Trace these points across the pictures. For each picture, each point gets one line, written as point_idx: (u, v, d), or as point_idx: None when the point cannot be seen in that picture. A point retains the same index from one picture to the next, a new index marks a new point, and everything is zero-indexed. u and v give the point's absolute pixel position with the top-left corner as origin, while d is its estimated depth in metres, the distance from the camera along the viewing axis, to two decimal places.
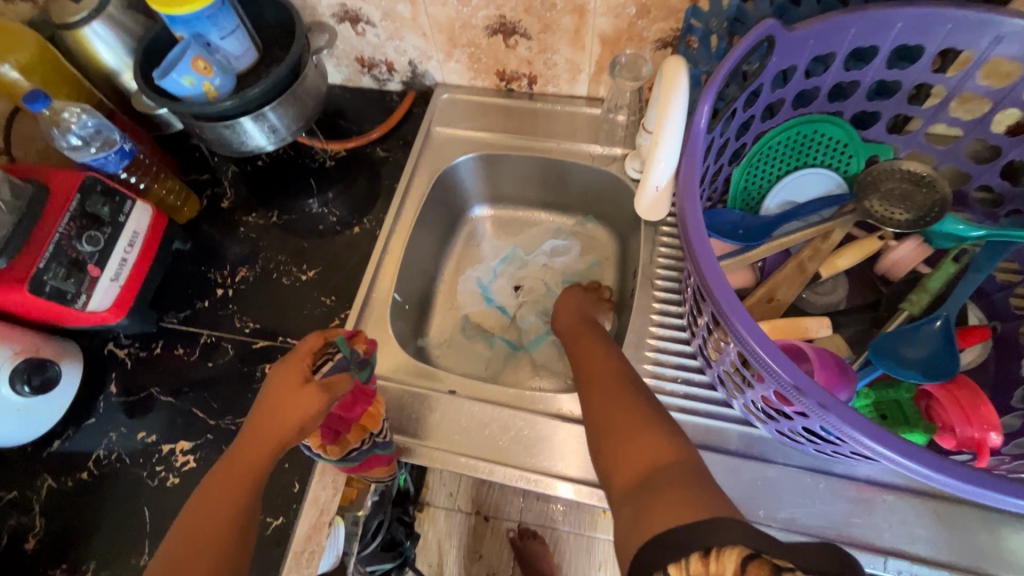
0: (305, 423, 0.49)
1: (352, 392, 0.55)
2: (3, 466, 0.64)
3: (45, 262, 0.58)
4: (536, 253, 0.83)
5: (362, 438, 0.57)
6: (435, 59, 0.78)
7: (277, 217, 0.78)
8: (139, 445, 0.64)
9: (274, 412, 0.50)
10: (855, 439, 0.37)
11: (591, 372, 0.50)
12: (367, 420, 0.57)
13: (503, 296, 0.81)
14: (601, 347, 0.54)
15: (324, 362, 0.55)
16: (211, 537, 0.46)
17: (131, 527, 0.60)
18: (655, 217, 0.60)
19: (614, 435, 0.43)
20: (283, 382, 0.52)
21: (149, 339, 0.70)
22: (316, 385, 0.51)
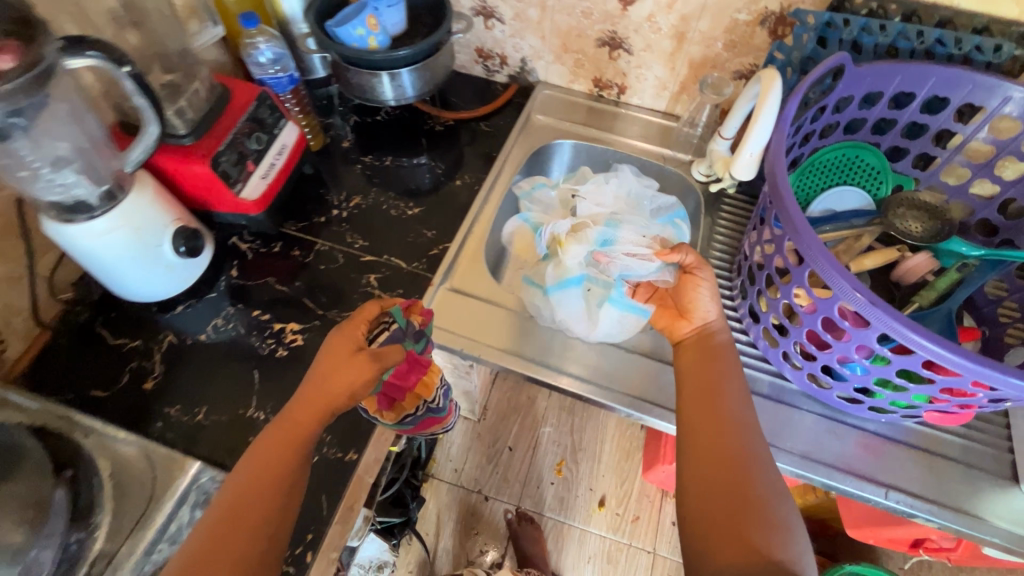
0: (355, 390, 0.54)
1: (408, 361, 0.64)
2: (130, 318, 0.73)
3: (223, 147, 0.69)
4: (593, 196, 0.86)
5: (416, 404, 0.68)
6: (545, 59, 0.94)
7: (389, 162, 0.91)
8: (254, 321, 0.74)
9: (326, 373, 0.55)
10: (896, 333, 0.47)
11: (700, 397, 0.60)
12: (421, 388, 0.68)
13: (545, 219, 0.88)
14: (717, 361, 0.62)
15: (380, 332, 0.61)
16: (259, 504, 0.50)
17: (242, 383, 0.69)
18: (745, 174, 0.72)
19: (705, 461, 0.55)
20: (338, 349, 0.57)
21: (269, 240, 0.81)
22: (367, 354, 0.56)
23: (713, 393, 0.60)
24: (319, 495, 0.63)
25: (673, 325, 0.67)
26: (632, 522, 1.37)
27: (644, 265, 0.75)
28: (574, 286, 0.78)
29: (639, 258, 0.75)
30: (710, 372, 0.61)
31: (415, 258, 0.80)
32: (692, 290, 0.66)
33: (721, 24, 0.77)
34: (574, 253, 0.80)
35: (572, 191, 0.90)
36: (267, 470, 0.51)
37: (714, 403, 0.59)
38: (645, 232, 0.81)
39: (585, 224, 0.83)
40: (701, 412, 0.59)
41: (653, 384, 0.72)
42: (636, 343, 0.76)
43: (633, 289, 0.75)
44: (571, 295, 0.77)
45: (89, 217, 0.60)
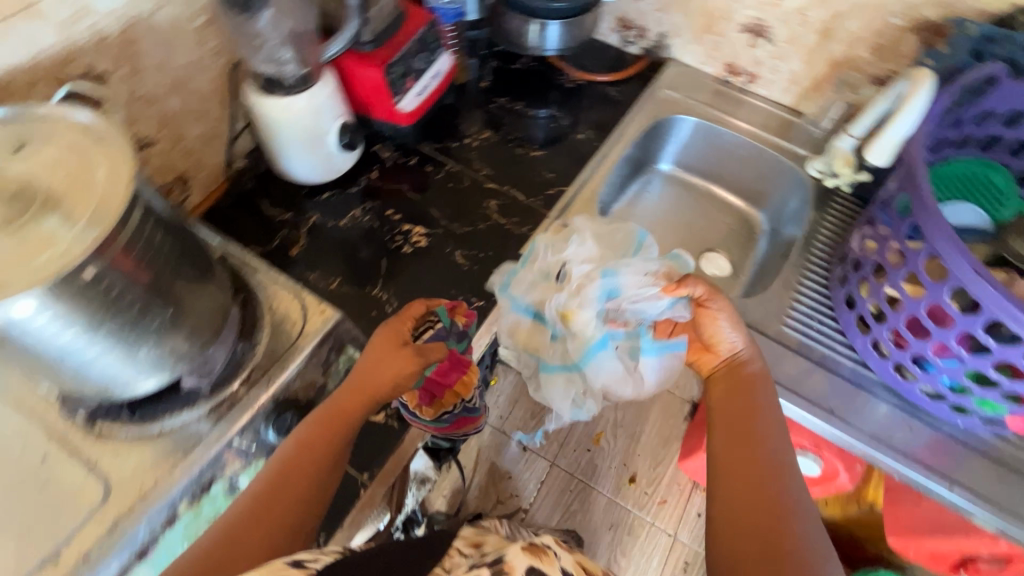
0: (400, 381, 0.57)
1: (450, 360, 0.69)
2: (282, 194, 0.83)
3: (395, 60, 0.78)
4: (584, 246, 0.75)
5: (455, 401, 0.72)
6: (683, 37, 0.98)
7: (519, 107, 0.98)
8: (387, 219, 0.83)
9: (373, 370, 0.58)
10: (1006, 313, 0.52)
11: (732, 434, 0.59)
12: (461, 387, 0.72)
13: (535, 295, 0.74)
14: (751, 395, 0.61)
15: (425, 329, 0.68)
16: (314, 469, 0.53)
17: (372, 267, 0.78)
18: (881, 162, 0.74)
19: (740, 505, 0.54)
20: (384, 344, 0.60)
21: (407, 154, 0.90)
22: (413, 349, 0.59)
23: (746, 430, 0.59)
24: None
25: (702, 360, 0.68)
26: (658, 504, 1.41)
27: (654, 306, 0.70)
28: (602, 351, 0.73)
29: (646, 302, 0.70)
30: (745, 407, 0.61)
31: (533, 193, 0.87)
32: (710, 323, 0.65)
33: (871, 26, 0.80)
34: (584, 322, 0.73)
35: (558, 256, 0.75)
36: (314, 451, 0.54)
37: (748, 442, 0.58)
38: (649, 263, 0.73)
39: (580, 282, 0.73)
40: (733, 452, 0.58)
41: None
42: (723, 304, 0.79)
43: (659, 330, 0.71)
44: (605, 361, 0.74)
45: (286, 95, 0.69)
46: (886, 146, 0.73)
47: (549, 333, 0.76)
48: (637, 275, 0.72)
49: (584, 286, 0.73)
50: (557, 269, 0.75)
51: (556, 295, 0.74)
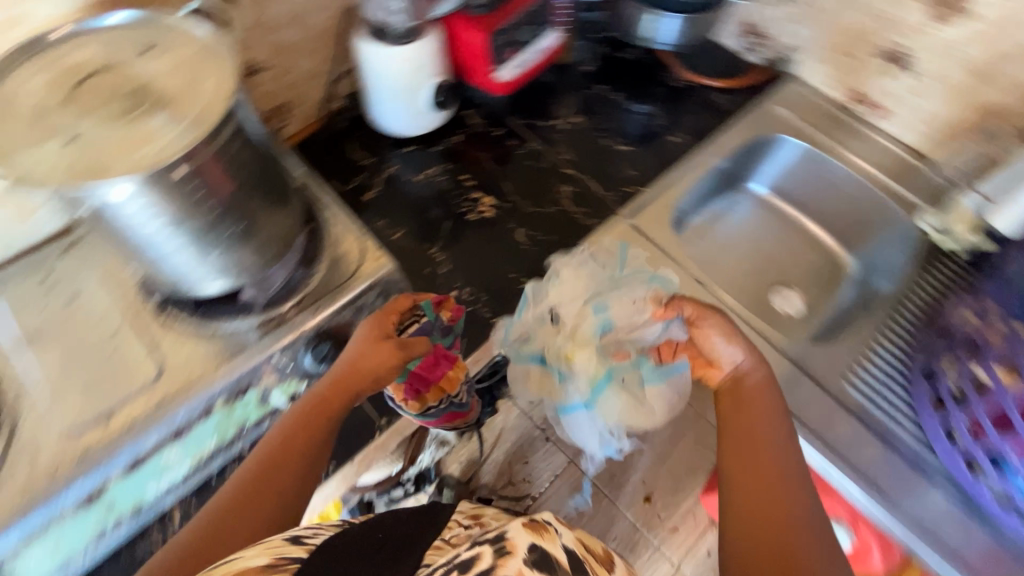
0: (380, 375, 0.56)
1: (434, 353, 0.65)
2: (368, 140, 0.86)
3: (502, 29, 0.79)
4: (574, 282, 0.72)
5: (439, 397, 0.66)
6: (810, 54, 0.90)
7: (616, 98, 0.95)
8: (459, 183, 0.84)
9: (353, 360, 0.56)
10: None
11: (739, 442, 0.53)
12: (446, 382, 0.66)
13: (536, 342, 0.70)
14: (761, 400, 0.56)
15: (410, 324, 0.64)
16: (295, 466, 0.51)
17: (435, 226, 0.80)
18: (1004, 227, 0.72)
19: (752, 520, 0.47)
20: (367, 336, 0.58)
21: (493, 124, 0.90)
22: (395, 342, 0.57)
23: (753, 444, 0.52)
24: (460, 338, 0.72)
25: (709, 376, 0.64)
26: None
27: (651, 328, 0.67)
28: (611, 390, 0.67)
29: (644, 324, 0.67)
30: (752, 415, 0.55)
31: (609, 187, 0.85)
32: (705, 339, 0.63)
33: None
34: (586, 359, 0.67)
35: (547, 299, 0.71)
36: (292, 451, 0.51)
37: (756, 457, 0.51)
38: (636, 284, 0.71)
39: (573, 323, 0.69)
40: (741, 462, 0.51)
41: (791, 390, 0.70)
42: (786, 346, 0.74)
43: (657, 355, 0.68)
44: (616, 402, 0.67)
45: (391, 45, 0.71)
46: (1016, 217, 0.70)
47: (556, 381, 0.69)
48: (627, 301, 0.69)
49: (578, 320, 0.69)
50: (548, 313, 0.70)
51: (554, 340, 0.69)
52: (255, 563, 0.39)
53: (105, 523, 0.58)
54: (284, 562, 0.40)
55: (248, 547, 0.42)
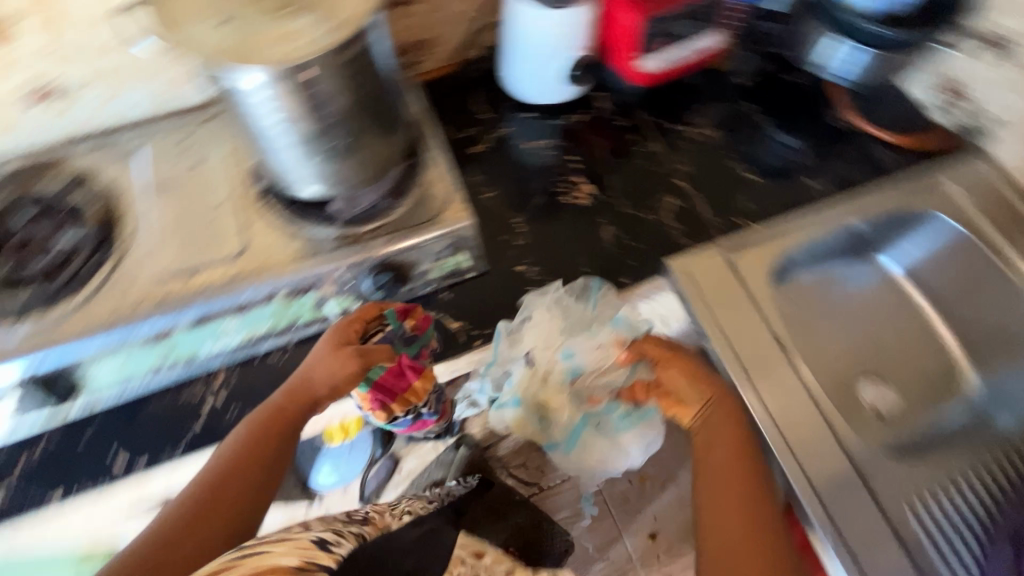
0: (339, 383, 0.56)
1: (398, 364, 0.59)
2: (494, 94, 0.86)
3: (659, 18, 0.74)
4: (546, 318, 0.68)
5: (406, 407, 0.61)
6: (1015, 131, 0.76)
7: (761, 122, 0.86)
8: (565, 163, 0.82)
9: (309, 370, 0.58)
10: None
11: (716, 478, 0.60)
12: (412, 395, 0.60)
13: (515, 388, 0.68)
14: (734, 436, 0.62)
15: (375, 332, 0.62)
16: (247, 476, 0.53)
17: (526, 198, 0.79)
18: None
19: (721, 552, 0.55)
20: (327, 345, 0.59)
21: (621, 114, 0.86)
22: (354, 349, 0.57)
23: (731, 469, 0.60)
24: (512, 312, 0.72)
25: (680, 415, 0.66)
26: None
27: (615, 373, 0.67)
28: (585, 438, 0.68)
29: (614, 368, 0.67)
30: (736, 455, 0.60)
31: (717, 213, 0.79)
32: (676, 376, 0.66)
33: None
34: (563, 405, 0.67)
35: (513, 340, 0.68)
36: (249, 457, 0.54)
37: (737, 489, 0.59)
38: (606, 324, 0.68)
39: (545, 368, 0.68)
40: (719, 499, 0.58)
41: (843, 498, 0.63)
42: (857, 451, 0.66)
43: (626, 398, 0.68)
44: (593, 446, 0.68)
45: (538, 7, 0.69)
46: None
47: (535, 427, 0.68)
48: (594, 345, 0.67)
49: (551, 363, 0.68)
50: (524, 354, 0.68)
51: (530, 386, 0.67)
52: (285, 563, 0.39)
53: (163, 362, 0.65)
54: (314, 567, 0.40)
55: (276, 540, 0.43)
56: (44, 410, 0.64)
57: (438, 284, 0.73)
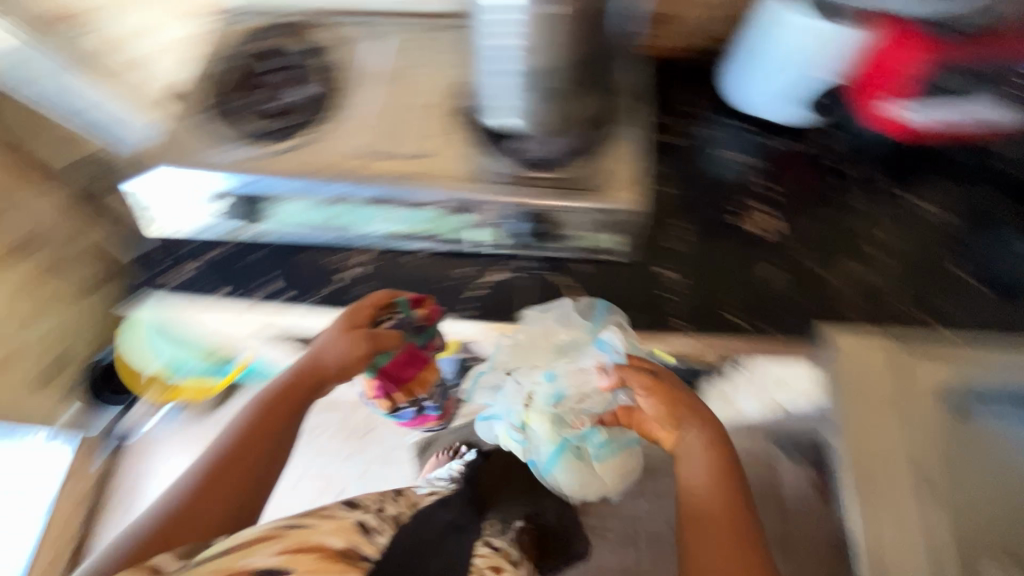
0: (354, 364, 0.66)
1: (406, 352, 0.72)
2: (707, 91, 0.82)
3: (938, 68, 0.63)
4: (541, 339, 0.69)
5: (414, 393, 0.76)
6: None
7: (1008, 224, 0.72)
8: (753, 186, 0.76)
9: (315, 356, 0.66)
10: None
11: (699, 510, 0.55)
12: (416, 381, 0.75)
13: (501, 410, 0.74)
14: (709, 458, 0.58)
15: (387, 318, 0.69)
16: (252, 460, 0.62)
17: (697, 205, 0.75)
18: None
19: None
20: (341, 325, 0.67)
21: (839, 157, 0.77)
22: (370, 332, 0.66)
23: (714, 489, 0.56)
24: (635, 309, 0.71)
25: (648, 433, 0.65)
26: None
27: (593, 402, 0.68)
28: (562, 458, 0.72)
29: (586, 402, 0.68)
30: (712, 479, 0.57)
31: (903, 303, 0.69)
32: (654, 390, 0.62)
33: None
34: (540, 428, 0.71)
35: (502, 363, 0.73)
36: (257, 441, 0.62)
37: (719, 510, 0.55)
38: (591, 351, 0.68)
39: (528, 392, 0.72)
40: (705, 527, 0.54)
41: None
42: None
43: (611, 427, 0.72)
44: (569, 469, 0.73)
45: (813, 16, 0.63)
46: None
47: (524, 454, 0.76)
48: (578, 370, 0.69)
49: (534, 388, 0.71)
50: (507, 375, 0.73)
51: (512, 412, 0.72)
52: (268, 562, 0.50)
53: (324, 224, 0.73)
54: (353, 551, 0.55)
55: (287, 530, 0.54)
56: (235, 225, 0.75)
57: (576, 253, 0.73)
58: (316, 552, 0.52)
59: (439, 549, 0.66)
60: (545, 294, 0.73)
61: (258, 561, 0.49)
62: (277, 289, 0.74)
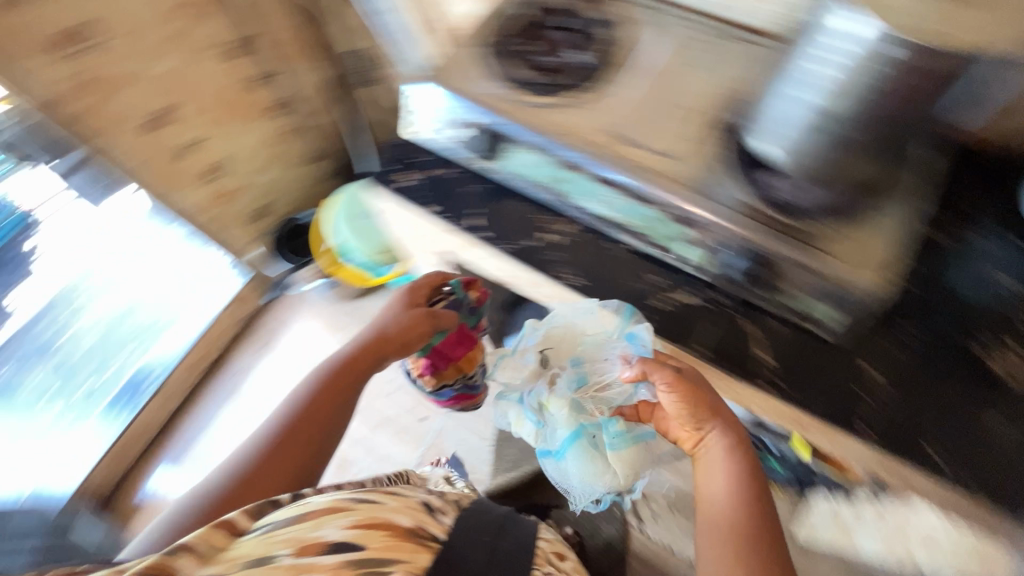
0: (411, 338, 0.82)
1: (458, 333, 0.93)
2: (999, 199, 0.71)
3: None
4: (565, 323, 0.80)
5: (454, 373, 1.01)
6: None
7: None
8: (1015, 321, 0.64)
9: (381, 329, 0.82)
10: None
11: (717, 521, 0.64)
12: (465, 360, 0.99)
13: (521, 384, 0.86)
14: (734, 471, 0.68)
15: (439, 300, 0.89)
16: (310, 428, 0.77)
17: (937, 315, 0.66)
18: None
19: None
20: (399, 301, 0.87)
21: None
22: (428, 311, 0.84)
23: (744, 504, 0.65)
24: (819, 393, 0.64)
25: (682, 441, 0.76)
26: None
27: (618, 392, 0.81)
28: (584, 452, 0.85)
29: (615, 385, 0.80)
30: (731, 491, 0.66)
31: None
32: (682, 386, 0.68)
33: None
34: (565, 411, 0.82)
35: (536, 344, 0.85)
36: (322, 408, 0.78)
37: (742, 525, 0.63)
38: (603, 336, 0.77)
39: (554, 373, 0.85)
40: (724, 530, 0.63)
41: None
42: None
43: (631, 413, 0.82)
44: (595, 465, 0.86)
45: None
46: None
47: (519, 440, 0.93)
48: (600, 363, 0.82)
49: (552, 368, 0.86)
50: (536, 353, 0.85)
51: (537, 388, 0.85)
52: (332, 537, 0.53)
53: (548, 183, 0.75)
54: (423, 529, 0.61)
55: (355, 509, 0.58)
56: (469, 155, 0.79)
57: (777, 310, 0.68)
58: (386, 528, 0.57)
59: (507, 532, 0.70)
60: (727, 336, 0.69)
61: (329, 534, 0.53)
62: (478, 224, 0.78)
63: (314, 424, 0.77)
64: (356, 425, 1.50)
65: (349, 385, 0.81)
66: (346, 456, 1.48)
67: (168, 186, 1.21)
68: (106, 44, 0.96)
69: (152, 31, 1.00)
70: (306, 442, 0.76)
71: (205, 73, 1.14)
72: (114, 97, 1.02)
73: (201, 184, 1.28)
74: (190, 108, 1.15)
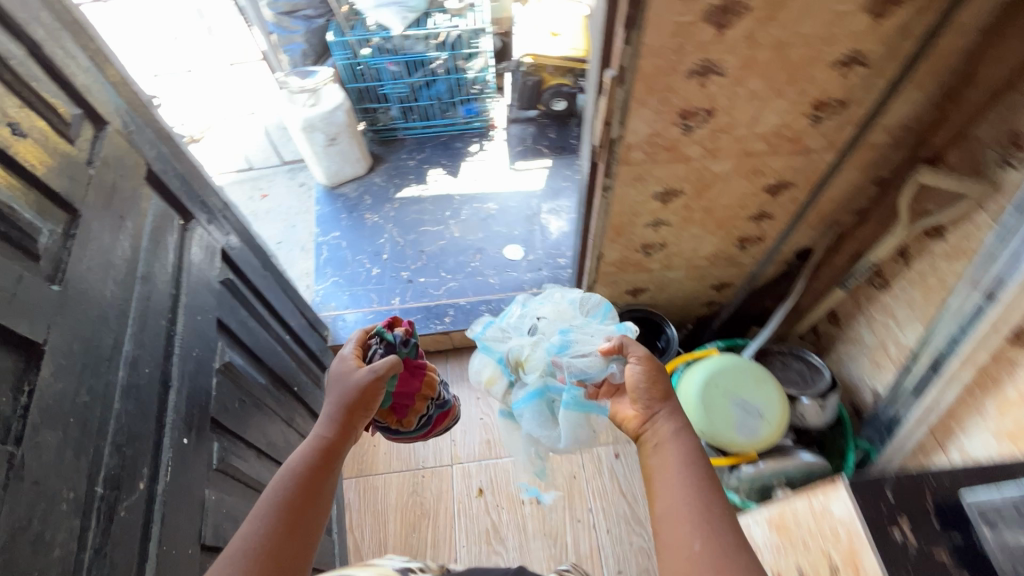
0: (367, 401, 0.86)
1: (411, 368, 1.02)
2: None
3: None
4: (552, 302, 1.15)
5: (422, 402, 1.07)
6: None
7: None
8: None
9: (343, 401, 0.84)
10: None
11: (664, 479, 0.70)
12: (427, 388, 1.07)
13: (508, 341, 1.12)
14: (669, 446, 0.73)
15: (372, 352, 0.97)
16: (308, 498, 0.75)
17: None
18: None
19: (692, 509, 0.65)
20: (341, 367, 0.89)
21: None
22: (376, 370, 0.86)
23: (687, 455, 0.71)
24: None
25: (627, 423, 0.83)
26: None
27: (594, 366, 0.98)
28: (540, 399, 1.08)
29: (586, 359, 1.00)
30: (666, 447, 0.73)
31: None
32: (643, 365, 0.82)
33: None
34: (533, 365, 1.07)
35: (534, 315, 1.14)
36: (311, 486, 0.76)
37: (691, 475, 0.69)
38: (569, 315, 1.12)
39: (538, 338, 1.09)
40: (668, 470, 0.70)
41: None
42: None
43: (592, 393, 1.00)
44: (530, 408, 1.08)
45: None
46: None
47: (502, 378, 1.13)
48: (586, 343, 1.03)
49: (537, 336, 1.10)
50: (529, 325, 1.13)
51: (515, 338, 1.12)
52: None
53: None
54: None
55: None
56: None
57: None
58: None
59: None
60: None
61: None
62: None
63: (303, 497, 0.74)
64: (529, 514, 1.40)
65: (334, 458, 0.81)
66: (497, 528, 1.39)
67: (607, 236, 1.20)
68: (699, 131, 0.94)
69: (737, 140, 0.96)
70: (304, 512, 0.73)
71: (728, 188, 1.08)
72: (656, 164, 1.01)
73: (626, 250, 1.25)
74: (687, 202, 1.11)
